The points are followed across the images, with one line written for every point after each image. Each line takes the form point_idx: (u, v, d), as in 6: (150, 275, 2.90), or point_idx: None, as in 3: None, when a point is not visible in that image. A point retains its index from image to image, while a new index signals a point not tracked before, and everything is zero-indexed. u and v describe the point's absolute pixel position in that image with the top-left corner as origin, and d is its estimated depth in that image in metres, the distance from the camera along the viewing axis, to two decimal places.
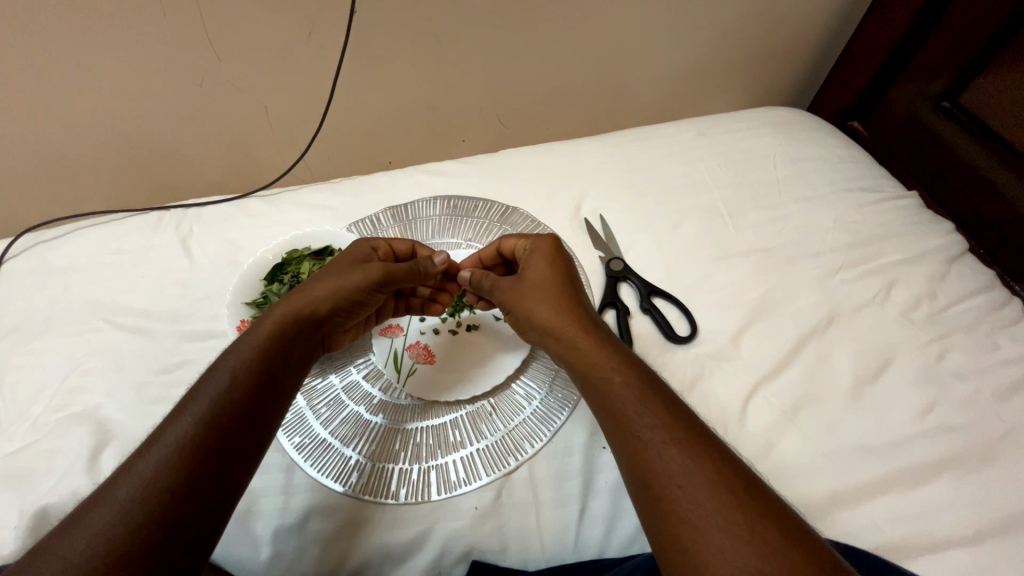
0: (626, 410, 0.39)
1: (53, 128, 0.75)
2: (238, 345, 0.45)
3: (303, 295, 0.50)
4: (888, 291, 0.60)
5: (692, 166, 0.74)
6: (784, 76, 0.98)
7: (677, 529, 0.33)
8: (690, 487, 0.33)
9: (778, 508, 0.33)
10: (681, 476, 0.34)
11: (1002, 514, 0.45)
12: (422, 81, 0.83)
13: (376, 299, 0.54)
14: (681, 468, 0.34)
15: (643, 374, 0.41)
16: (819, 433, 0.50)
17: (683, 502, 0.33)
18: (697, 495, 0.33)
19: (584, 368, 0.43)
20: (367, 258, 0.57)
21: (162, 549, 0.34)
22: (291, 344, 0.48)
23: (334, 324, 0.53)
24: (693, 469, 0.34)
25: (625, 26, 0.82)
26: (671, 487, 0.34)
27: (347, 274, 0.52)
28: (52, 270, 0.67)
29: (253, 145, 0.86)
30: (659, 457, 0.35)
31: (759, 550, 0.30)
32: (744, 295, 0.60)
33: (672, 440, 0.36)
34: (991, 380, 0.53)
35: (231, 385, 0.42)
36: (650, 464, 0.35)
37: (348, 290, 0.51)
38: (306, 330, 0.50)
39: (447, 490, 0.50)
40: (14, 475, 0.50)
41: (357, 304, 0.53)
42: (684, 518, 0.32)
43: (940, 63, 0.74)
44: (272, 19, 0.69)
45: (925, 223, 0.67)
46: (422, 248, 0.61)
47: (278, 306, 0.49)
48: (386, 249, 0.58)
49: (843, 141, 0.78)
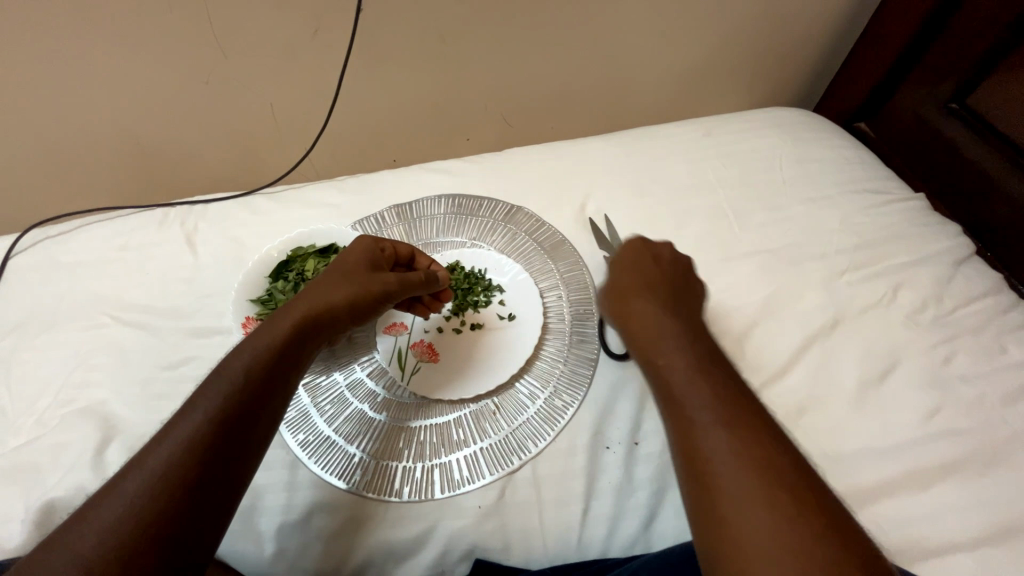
0: (679, 385, 0.38)
1: (59, 124, 0.75)
2: (248, 342, 0.45)
3: (314, 296, 0.50)
4: (894, 294, 0.60)
5: (697, 166, 0.74)
6: (790, 77, 0.98)
7: (716, 508, 0.33)
8: (734, 470, 0.33)
9: (825, 501, 0.32)
10: (731, 455, 0.34)
11: (1008, 518, 0.45)
12: (427, 80, 0.83)
13: (386, 304, 0.55)
14: (729, 450, 0.34)
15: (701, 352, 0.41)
16: (823, 435, 0.50)
17: (730, 482, 0.33)
18: (741, 479, 0.32)
19: (647, 341, 0.42)
20: (372, 257, 0.56)
21: (169, 545, 0.34)
22: (303, 344, 0.48)
23: (344, 325, 0.53)
24: (742, 451, 0.33)
25: (631, 26, 0.82)
26: (719, 465, 0.34)
27: (362, 279, 0.53)
28: (58, 266, 0.67)
29: (258, 143, 0.86)
30: (707, 437, 0.35)
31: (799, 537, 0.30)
32: (749, 296, 0.60)
33: (724, 421, 0.35)
34: (998, 384, 0.53)
35: (240, 383, 0.42)
36: (699, 440, 0.35)
37: (364, 295, 0.52)
38: (318, 331, 0.50)
39: (450, 489, 0.50)
40: (19, 469, 0.50)
41: (370, 307, 0.54)
42: (727, 496, 0.32)
43: (948, 66, 0.74)
44: (279, 17, 0.69)
45: (931, 225, 0.67)
46: (422, 255, 0.62)
47: (292, 305, 0.49)
48: (391, 251, 0.59)
49: (850, 142, 0.77)
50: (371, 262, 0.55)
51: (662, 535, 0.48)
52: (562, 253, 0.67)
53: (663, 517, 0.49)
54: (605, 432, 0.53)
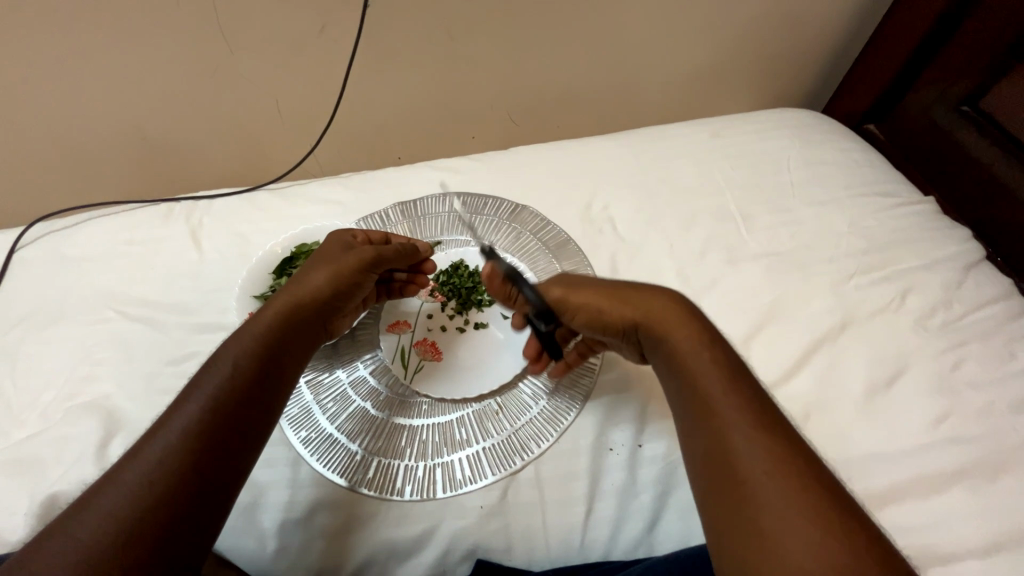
0: (709, 388, 0.41)
1: (65, 117, 0.75)
2: (238, 334, 0.46)
3: (299, 285, 0.51)
4: (902, 298, 0.59)
5: (705, 167, 0.73)
6: (799, 78, 0.97)
7: (750, 511, 0.34)
8: (768, 474, 0.35)
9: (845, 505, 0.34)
10: (766, 465, 0.35)
11: (1016, 526, 0.45)
12: (434, 78, 0.83)
13: (372, 279, 0.56)
14: (762, 454, 0.36)
15: (728, 361, 0.43)
16: (829, 439, 0.50)
17: (768, 491, 0.34)
18: (774, 482, 0.35)
19: (674, 348, 0.45)
20: (347, 244, 0.57)
21: (173, 531, 0.35)
22: (293, 330, 0.48)
23: (333, 310, 0.53)
24: (770, 455, 0.36)
25: (639, 25, 0.82)
26: (756, 473, 0.35)
27: (341, 260, 0.53)
28: (63, 260, 0.67)
29: (264, 138, 0.86)
30: (740, 439, 0.37)
31: (835, 550, 0.31)
32: (755, 299, 0.60)
33: (752, 425, 0.38)
34: (1007, 390, 0.52)
35: (231, 371, 0.42)
36: (721, 426, 0.38)
37: (347, 273, 0.53)
38: (306, 317, 0.50)
39: (453, 488, 0.50)
40: (22, 462, 0.50)
41: (356, 284, 0.54)
42: (765, 505, 0.34)
43: (961, 67, 0.73)
44: (286, 13, 0.69)
45: (941, 229, 0.66)
46: (398, 236, 0.63)
47: (277, 297, 0.50)
48: (365, 237, 0.59)
49: (859, 144, 0.77)
50: (349, 246, 0.56)
51: (665, 538, 0.48)
52: (568, 253, 0.65)
53: (667, 520, 0.48)
54: (609, 434, 0.52)
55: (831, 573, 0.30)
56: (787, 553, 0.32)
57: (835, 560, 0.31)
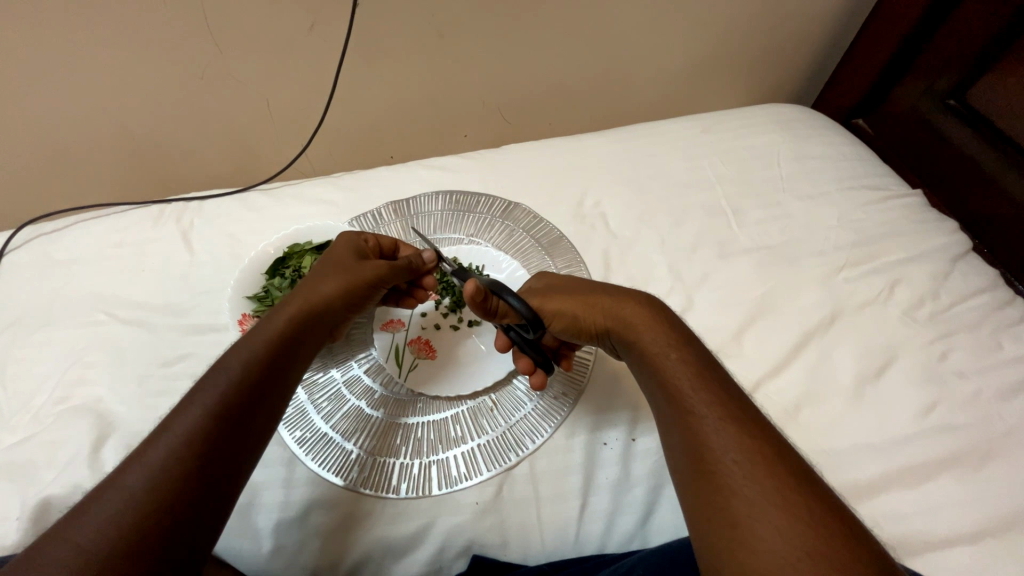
0: (683, 386, 0.42)
1: (51, 119, 0.74)
2: (244, 340, 0.46)
3: (310, 293, 0.51)
4: (891, 290, 0.60)
5: (695, 162, 0.73)
6: (788, 74, 0.97)
7: (730, 503, 0.35)
8: (745, 463, 0.36)
9: (823, 494, 0.34)
10: (738, 454, 0.36)
11: (1001, 513, 0.45)
12: (424, 77, 0.83)
13: (381, 292, 0.56)
14: (736, 444, 0.37)
15: (698, 358, 0.44)
16: (820, 430, 0.50)
17: (738, 479, 0.35)
18: (752, 472, 0.35)
19: (649, 353, 0.45)
20: (359, 252, 0.57)
21: (176, 531, 0.35)
22: (300, 339, 0.49)
23: (340, 317, 0.53)
24: (743, 446, 0.37)
25: (628, 22, 0.82)
26: (726, 463, 0.36)
27: (355, 269, 0.54)
28: (53, 263, 0.67)
29: (254, 139, 0.85)
30: (714, 430, 0.38)
31: (806, 534, 0.32)
32: (746, 294, 0.60)
33: (728, 419, 0.38)
34: (993, 379, 0.53)
35: (235, 376, 0.42)
36: (699, 424, 0.39)
37: (361, 287, 0.53)
38: (316, 327, 0.51)
39: (448, 485, 0.50)
40: (15, 466, 0.50)
41: (366, 297, 0.55)
42: (737, 493, 0.35)
43: (946, 62, 0.74)
44: (275, 12, 0.68)
45: (927, 221, 0.67)
46: (405, 245, 0.63)
47: (286, 301, 0.50)
48: (374, 245, 0.59)
49: (847, 138, 0.77)
50: (360, 256, 0.56)
51: (660, 530, 0.48)
52: (560, 249, 0.66)
53: (660, 512, 0.49)
54: (603, 429, 0.53)
55: (805, 557, 0.31)
56: (762, 540, 0.32)
57: (809, 542, 0.31)
